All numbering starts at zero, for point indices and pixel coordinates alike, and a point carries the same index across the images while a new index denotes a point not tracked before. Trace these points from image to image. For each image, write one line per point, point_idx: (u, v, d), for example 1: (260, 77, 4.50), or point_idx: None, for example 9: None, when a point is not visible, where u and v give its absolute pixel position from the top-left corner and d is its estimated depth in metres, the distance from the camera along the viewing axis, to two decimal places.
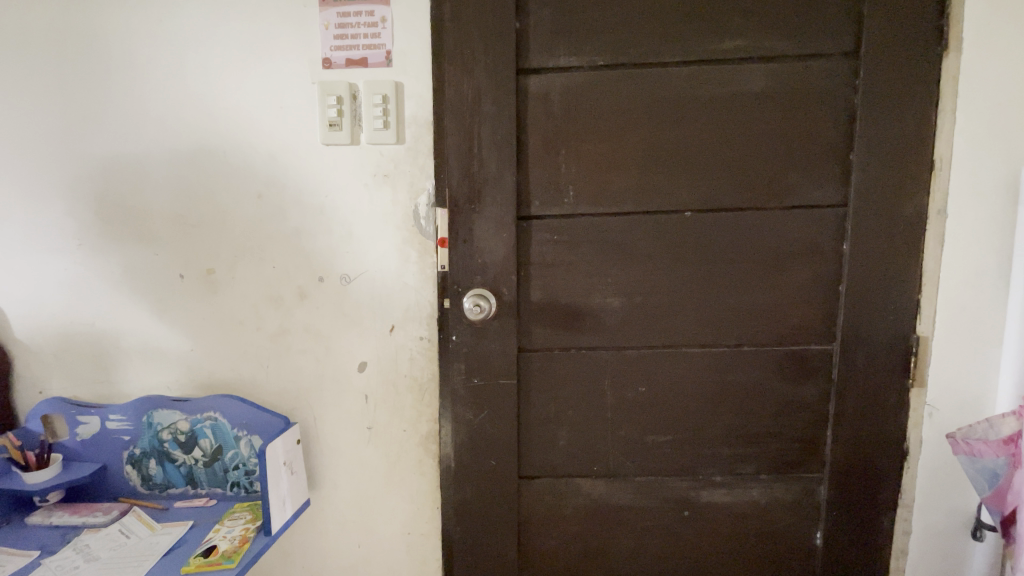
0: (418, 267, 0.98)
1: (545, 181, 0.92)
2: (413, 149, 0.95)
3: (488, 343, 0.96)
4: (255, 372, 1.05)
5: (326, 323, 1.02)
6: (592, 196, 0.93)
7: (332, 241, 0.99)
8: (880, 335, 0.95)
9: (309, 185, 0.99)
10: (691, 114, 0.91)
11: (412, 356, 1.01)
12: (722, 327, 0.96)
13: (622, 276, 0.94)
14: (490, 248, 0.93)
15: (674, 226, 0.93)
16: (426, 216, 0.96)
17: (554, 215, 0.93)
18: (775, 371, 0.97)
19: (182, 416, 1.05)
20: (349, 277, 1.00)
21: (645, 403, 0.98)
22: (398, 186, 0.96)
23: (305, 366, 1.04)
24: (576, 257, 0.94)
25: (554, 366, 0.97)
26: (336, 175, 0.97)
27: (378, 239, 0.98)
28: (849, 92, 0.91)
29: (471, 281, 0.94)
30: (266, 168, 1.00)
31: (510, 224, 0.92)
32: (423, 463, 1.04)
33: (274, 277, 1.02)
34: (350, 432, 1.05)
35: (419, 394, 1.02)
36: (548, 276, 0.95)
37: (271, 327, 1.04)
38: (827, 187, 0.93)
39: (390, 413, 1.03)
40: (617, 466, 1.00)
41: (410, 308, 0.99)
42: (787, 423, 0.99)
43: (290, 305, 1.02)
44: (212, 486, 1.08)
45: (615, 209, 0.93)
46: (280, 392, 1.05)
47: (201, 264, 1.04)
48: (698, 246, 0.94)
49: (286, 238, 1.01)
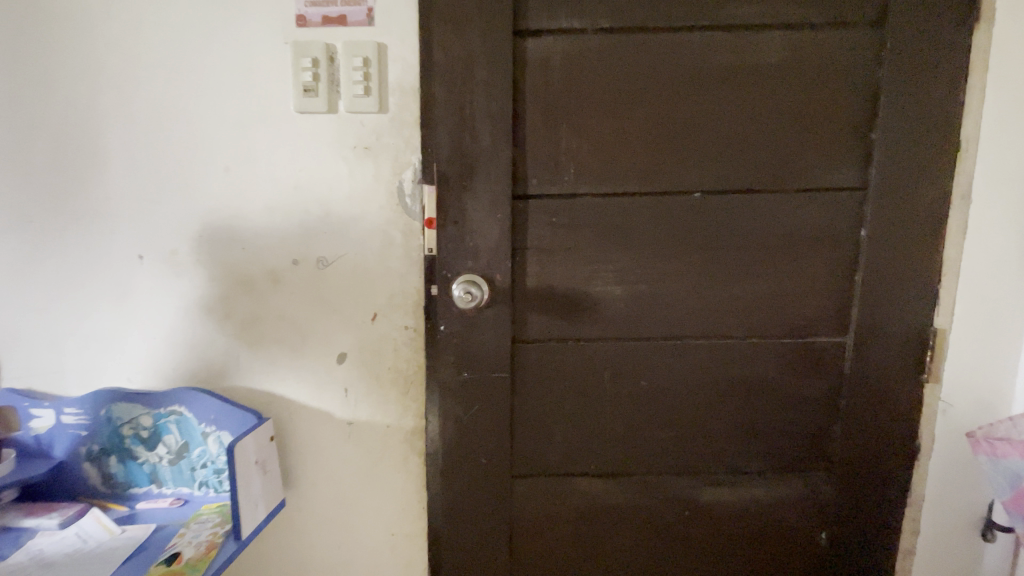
0: (403, 250, 0.90)
1: (544, 157, 0.84)
2: (397, 118, 0.86)
3: (479, 334, 0.87)
4: (225, 363, 0.96)
5: (301, 310, 0.93)
6: (595, 174, 0.84)
7: (308, 221, 0.90)
8: (896, 327, 0.90)
9: (282, 160, 0.89)
10: (702, 84, 0.83)
11: (397, 346, 0.93)
12: (731, 317, 0.89)
13: (624, 263, 0.87)
14: (483, 230, 0.84)
15: (680, 210, 0.86)
16: (412, 194, 0.88)
17: (553, 195, 0.85)
18: (784, 364, 0.91)
19: (144, 411, 0.96)
20: (327, 260, 0.91)
21: (646, 399, 0.91)
22: (381, 160, 0.87)
23: (279, 357, 0.95)
24: (576, 241, 0.86)
25: (550, 359, 0.89)
26: (313, 146, 0.88)
27: (359, 218, 0.89)
28: (873, 64, 0.84)
29: (461, 265, 0.85)
30: (234, 138, 0.90)
31: (505, 202, 0.83)
32: (408, 461, 0.97)
33: (244, 261, 0.93)
34: (329, 427, 0.97)
35: (403, 387, 0.94)
36: (546, 261, 0.86)
37: (240, 315, 0.94)
38: (846, 168, 0.86)
39: (371, 407, 0.96)
40: (616, 465, 0.93)
41: (394, 295, 0.91)
42: (794, 420, 0.93)
43: (261, 290, 0.93)
44: (179, 486, 1.00)
45: (620, 188, 0.85)
46: (252, 385, 0.96)
47: (162, 245, 0.94)
48: (705, 231, 0.87)
49: (256, 217, 0.91)
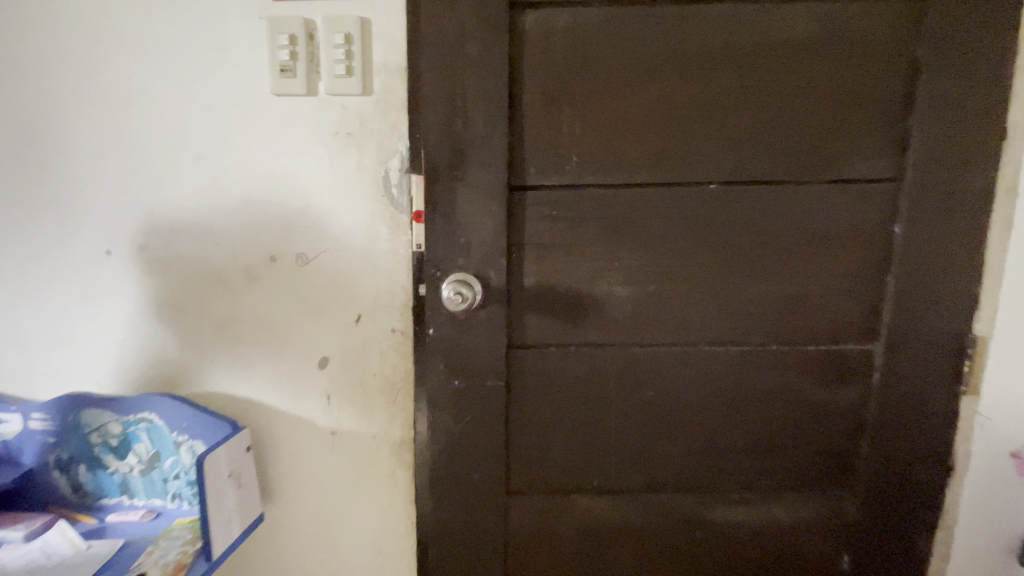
0: (389, 246, 0.82)
1: (544, 143, 0.76)
2: (382, 102, 0.78)
3: (471, 339, 0.79)
4: (199, 367, 0.90)
5: (280, 310, 0.86)
6: (600, 163, 0.76)
7: (287, 214, 0.83)
8: (931, 334, 0.81)
9: (259, 147, 0.82)
10: (720, 63, 0.75)
11: (383, 351, 0.86)
12: (749, 322, 0.81)
13: (631, 262, 0.79)
14: (475, 224, 0.76)
15: (694, 203, 0.78)
16: (399, 184, 0.80)
17: (553, 185, 0.77)
18: (805, 374, 0.83)
19: (113, 418, 0.89)
20: (307, 257, 0.84)
21: (655, 410, 0.83)
22: (365, 147, 0.80)
23: (257, 361, 0.88)
24: (578, 237, 0.78)
25: (550, 366, 0.81)
26: (292, 133, 0.81)
27: (342, 211, 0.82)
28: (911, 41, 0.75)
29: (452, 263, 0.77)
30: (206, 123, 0.82)
31: (500, 193, 0.75)
32: (396, 474, 0.90)
33: (219, 257, 0.86)
34: (310, 437, 0.90)
35: (390, 394, 0.87)
36: (545, 259, 0.78)
37: (215, 316, 0.88)
38: (879, 157, 0.78)
39: (356, 416, 0.89)
40: (622, 481, 0.86)
41: (380, 296, 0.84)
42: (816, 434, 0.85)
43: (237, 289, 0.86)
44: (151, 497, 0.93)
45: (628, 179, 0.77)
46: (228, 391, 0.90)
47: (132, 239, 0.87)
48: (722, 227, 0.79)
49: (232, 209, 0.84)
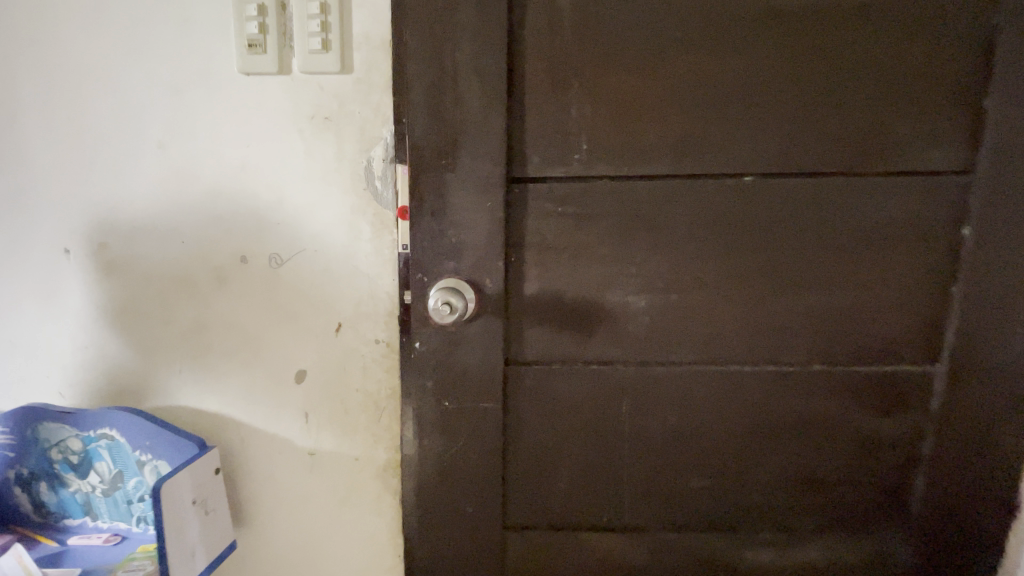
0: (372, 247, 0.72)
1: (548, 129, 0.65)
2: (364, 81, 0.68)
3: (463, 354, 0.69)
4: (166, 378, 0.81)
5: (252, 318, 0.77)
6: (614, 152, 0.65)
7: (258, 210, 0.73)
8: (1004, 354, 0.69)
9: (227, 134, 0.72)
10: (759, 31, 0.64)
11: (366, 364, 0.76)
12: (786, 338, 0.70)
13: (648, 267, 0.68)
14: (468, 222, 0.65)
15: (725, 199, 0.67)
16: (383, 176, 0.70)
17: (559, 178, 0.66)
18: (852, 399, 0.71)
19: (73, 432, 0.81)
20: (281, 258, 0.74)
21: (674, 437, 0.72)
22: (344, 133, 0.70)
23: (229, 373, 0.79)
24: (587, 238, 0.67)
25: (553, 386, 0.71)
26: (262, 117, 0.71)
27: (319, 206, 0.72)
28: (989, 7, 0.63)
29: (441, 267, 0.67)
30: (169, 106, 0.73)
31: (496, 186, 0.64)
32: (381, 501, 0.81)
33: (185, 257, 0.77)
34: (287, 458, 0.81)
35: (374, 413, 0.78)
36: (548, 263, 0.68)
37: (182, 322, 0.79)
38: (946, 146, 0.65)
39: (337, 436, 0.79)
40: (634, 516, 0.75)
41: (362, 302, 0.74)
42: (862, 467, 0.74)
43: (205, 293, 0.77)
44: (116, 519, 0.85)
45: (647, 170, 0.66)
46: (198, 405, 0.81)
47: (92, 237, 0.79)
48: (757, 228, 0.67)
49: (198, 204, 0.75)
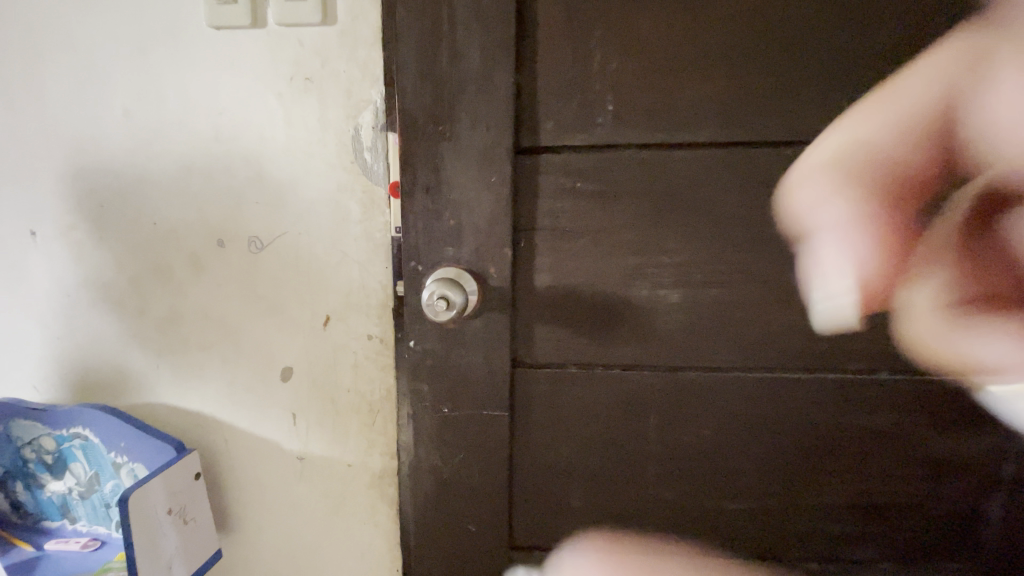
0: (362, 230, 0.63)
1: (565, 88, 0.54)
2: (350, 34, 0.58)
3: (464, 355, 0.60)
4: (143, 374, 0.74)
5: (233, 309, 0.69)
6: (644, 117, 0.54)
7: (234, 187, 0.64)
8: None
9: (197, 99, 0.63)
10: None
11: (358, 362, 0.68)
12: (845, 342, 0.59)
13: (678, 255, 0.58)
14: (468, 201, 0.55)
15: (775, 173, 0.55)
16: (373, 147, 0.61)
17: (576, 148, 0.55)
18: (922, 414, 0.60)
19: (44, 431, 0.75)
20: (262, 242, 0.65)
21: (707, 452, 0.63)
22: (328, 96, 0.60)
23: (210, 368, 0.71)
24: (609, 220, 0.57)
25: (568, 392, 0.62)
26: (236, 79, 0.62)
27: (301, 182, 0.63)
28: None
29: (437, 254, 0.57)
30: (132, 66, 0.64)
31: (502, 158, 0.54)
32: (377, 511, 0.73)
33: (157, 240, 0.68)
34: (274, 463, 0.74)
35: (368, 416, 0.70)
36: (563, 250, 0.58)
37: (156, 313, 0.71)
38: None
39: (327, 440, 0.71)
40: (652, 544, 0.66)
41: (352, 292, 0.65)
42: (923, 496, 0.63)
43: (180, 281, 0.69)
44: (95, 523, 0.78)
45: (686, 136, 0.55)
46: (178, 403, 0.74)
47: (57, 217, 0.70)
48: (810, 211, 0.56)
49: (168, 181, 0.66)
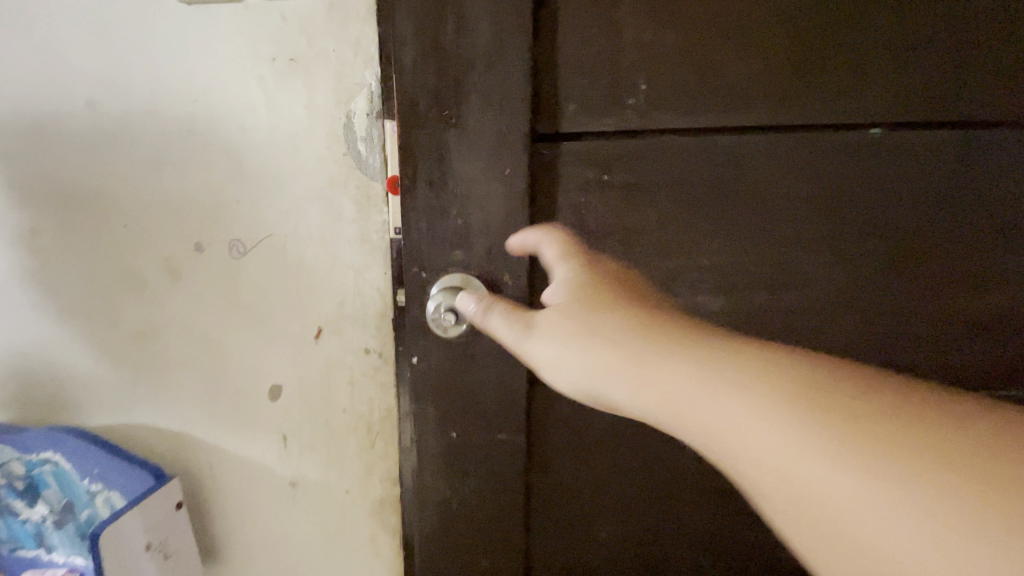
0: (357, 231, 0.56)
1: (591, 63, 0.46)
2: (341, 7, 0.51)
3: (474, 373, 0.52)
4: (119, 391, 0.67)
5: (214, 320, 0.62)
6: (681, 97, 0.47)
7: (212, 184, 0.57)
8: None
9: (167, 83, 0.55)
10: None
11: (354, 378, 0.61)
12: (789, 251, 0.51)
13: (725, 258, 0.51)
14: (477, 197, 0.48)
15: (832, 162, 0.50)
16: (369, 138, 0.54)
17: (603, 134, 0.48)
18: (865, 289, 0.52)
19: (10, 452, 0.65)
20: (244, 246, 0.58)
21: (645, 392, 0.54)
22: (317, 80, 0.53)
23: (191, 385, 0.65)
24: (641, 217, 0.50)
25: (592, 411, 0.55)
26: (211, 61, 0.54)
27: (287, 178, 0.55)
28: None
29: (442, 259, 0.50)
30: (92, 45, 0.56)
31: (517, 147, 0.46)
32: (377, 540, 0.67)
33: (128, 244, 0.61)
34: (263, 488, 0.67)
35: (366, 438, 0.63)
36: (587, 252, 0.50)
37: (131, 325, 0.64)
38: None
39: (322, 464, 0.64)
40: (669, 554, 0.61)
41: (347, 301, 0.58)
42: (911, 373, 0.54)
43: (155, 288, 0.62)
44: (74, 554, 0.68)
45: (730, 121, 0.48)
46: (158, 423, 0.67)
47: (12, 218, 0.62)
48: (869, 209, 0.51)
49: (139, 177, 0.59)
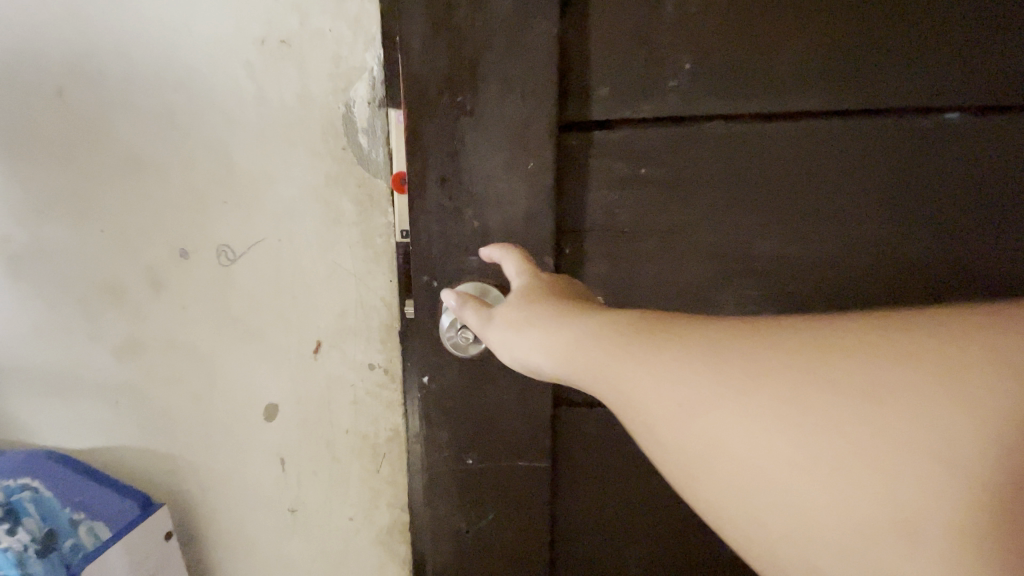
0: (359, 234, 0.50)
1: (629, 38, 0.39)
2: None
3: (492, 393, 0.47)
4: (102, 411, 0.61)
5: (203, 333, 0.56)
6: (733, 77, 0.40)
7: (197, 184, 0.51)
8: None
9: (141, 70, 0.49)
10: None
11: (359, 396, 0.55)
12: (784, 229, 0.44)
13: (777, 264, 0.45)
14: (495, 196, 0.42)
15: (915, 152, 0.43)
16: (371, 129, 0.48)
17: (640, 121, 0.41)
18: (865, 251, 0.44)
19: None
20: (234, 252, 0.52)
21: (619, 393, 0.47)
22: (311, 64, 0.46)
23: (179, 404, 0.59)
24: (682, 217, 0.44)
25: (624, 434, 0.50)
26: (190, 44, 0.47)
27: (281, 176, 0.50)
28: None
29: (456, 266, 0.44)
30: (54, 27, 0.49)
31: (542, 137, 0.40)
32: (385, 569, 0.61)
33: (105, 250, 0.55)
34: (260, 514, 0.61)
35: (372, 462, 0.57)
36: (619, 256, 0.45)
37: (113, 339, 0.58)
38: None
39: (323, 489, 0.59)
40: None
41: (349, 312, 0.52)
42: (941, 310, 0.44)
43: (136, 299, 0.56)
44: None
45: (788, 104, 0.41)
46: (146, 444, 0.61)
47: None
48: (949, 210, 0.44)
49: (114, 175, 0.53)
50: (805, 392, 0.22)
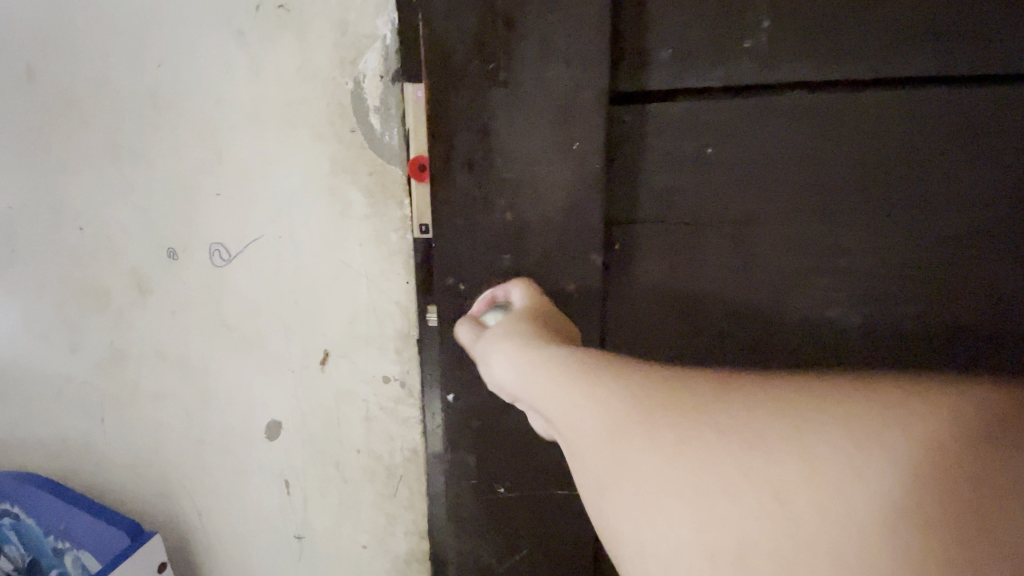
0: (371, 230, 0.44)
1: None
2: None
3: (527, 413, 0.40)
4: (89, 429, 0.55)
5: (195, 343, 0.50)
6: (824, 36, 0.33)
7: (185, 176, 0.45)
8: None
9: (118, 43, 0.42)
10: None
11: (372, 413, 0.49)
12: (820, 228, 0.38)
13: (865, 265, 0.38)
14: (533, 183, 0.35)
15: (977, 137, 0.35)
16: (384, 108, 0.41)
17: (707, 92, 0.35)
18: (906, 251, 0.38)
19: None
20: (228, 252, 0.46)
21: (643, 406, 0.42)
22: (314, 32, 0.40)
23: (171, 421, 0.53)
24: (752, 208, 0.37)
25: None
26: (171, 12, 0.41)
27: (280, 164, 0.43)
28: None
29: (486, 266, 0.38)
30: None
31: (591, 112, 0.34)
32: None
33: (85, 251, 0.49)
34: (264, 541, 0.55)
35: (388, 485, 0.51)
36: (675, 253, 0.39)
37: (98, 350, 0.52)
38: None
39: (332, 515, 0.53)
40: None
41: (361, 319, 0.46)
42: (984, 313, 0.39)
43: (121, 306, 0.50)
44: None
45: (889, 71, 0.34)
46: (137, 465, 0.56)
47: None
48: None
49: (93, 166, 0.46)
50: (703, 429, 0.19)
